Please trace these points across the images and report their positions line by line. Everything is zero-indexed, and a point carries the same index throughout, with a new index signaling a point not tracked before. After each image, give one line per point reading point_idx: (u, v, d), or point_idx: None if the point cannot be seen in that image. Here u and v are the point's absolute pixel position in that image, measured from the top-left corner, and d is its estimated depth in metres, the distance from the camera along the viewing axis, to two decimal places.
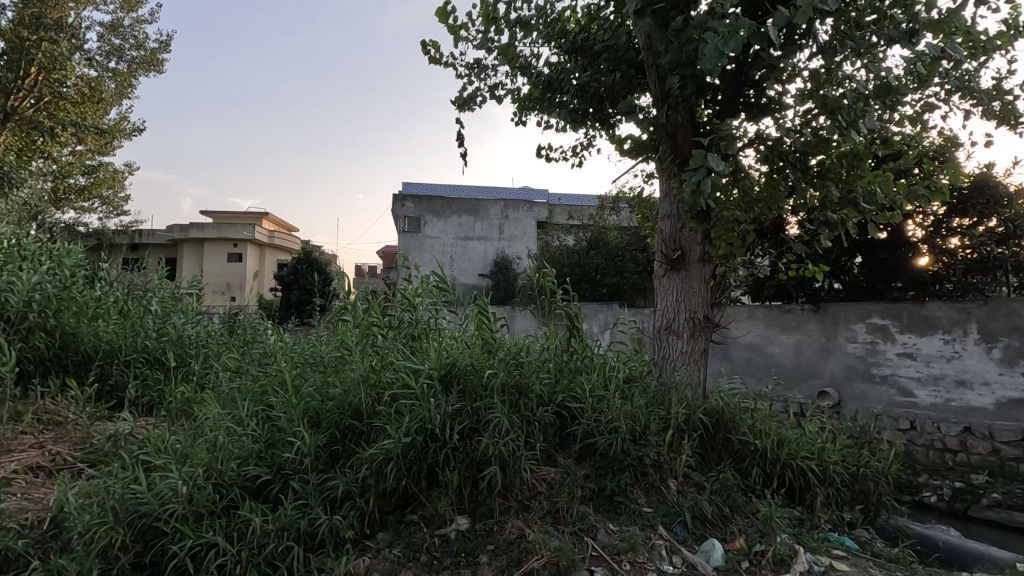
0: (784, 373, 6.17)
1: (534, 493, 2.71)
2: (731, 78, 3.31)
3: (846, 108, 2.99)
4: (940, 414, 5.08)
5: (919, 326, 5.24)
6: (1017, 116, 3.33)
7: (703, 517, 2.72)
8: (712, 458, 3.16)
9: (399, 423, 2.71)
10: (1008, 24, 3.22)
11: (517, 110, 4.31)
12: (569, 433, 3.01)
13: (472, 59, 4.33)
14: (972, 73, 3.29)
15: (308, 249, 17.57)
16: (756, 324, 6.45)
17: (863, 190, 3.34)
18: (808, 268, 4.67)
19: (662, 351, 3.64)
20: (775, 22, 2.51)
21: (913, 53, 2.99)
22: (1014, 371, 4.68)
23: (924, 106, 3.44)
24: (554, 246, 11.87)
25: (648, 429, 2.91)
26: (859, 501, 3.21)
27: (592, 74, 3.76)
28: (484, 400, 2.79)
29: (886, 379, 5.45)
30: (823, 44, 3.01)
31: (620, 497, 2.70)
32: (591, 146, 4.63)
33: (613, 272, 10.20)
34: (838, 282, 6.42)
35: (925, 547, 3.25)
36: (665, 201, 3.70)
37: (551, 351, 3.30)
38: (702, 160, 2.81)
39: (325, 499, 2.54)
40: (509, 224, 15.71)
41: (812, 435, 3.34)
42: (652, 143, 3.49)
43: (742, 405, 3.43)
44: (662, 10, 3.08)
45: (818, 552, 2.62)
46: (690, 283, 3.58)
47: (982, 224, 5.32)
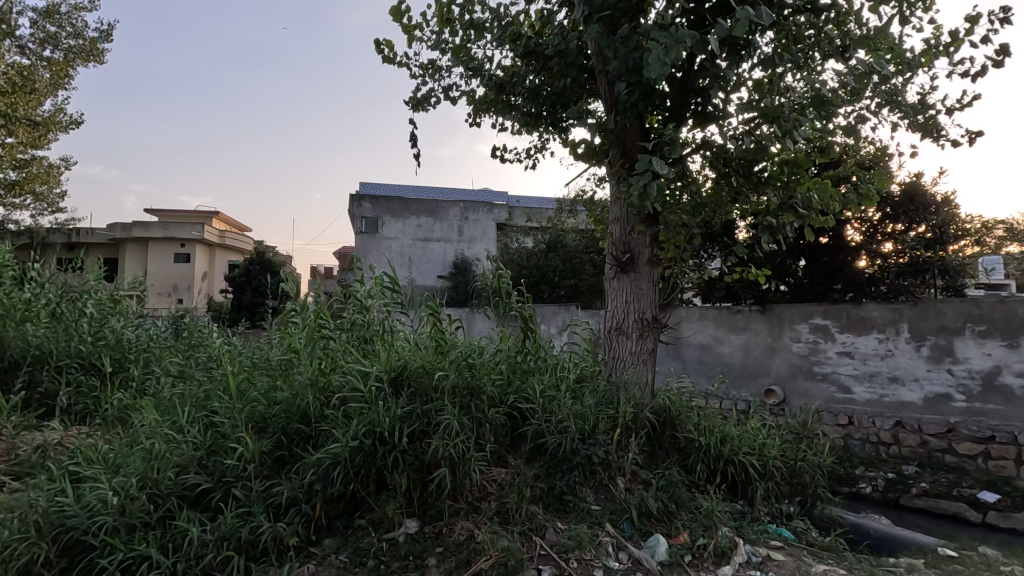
0: (731, 371, 6.39)
1: (484, 494, 2.73)
2: (679, 85, 3.39)
3: (785, 117, 3.13)
4: (874, 409, 5.37)
5: (857, 326, 5.53)
6: (939, 129, 3.57)
7: (649, 513, 2.78)
8: (659, 455, 3.24)
9: (347, 426, 2.67)
10: (931, 43, 3.44)
11: (472, 111, 4.33)
12: (519, 434, 3.03)
13: (427, 59, 4.32)
14: (899, 88, 3.51)
15: (261, 249, 17.06)
16: (706, 325, 6.64)
17: (802, 196, 3.49)
18: (752, 270, 4.85)
19: (612, 352, 3.71)
20: (716, 33, 2.61)
21: (846, 67, 3.16)
22: (940, 368, 5.00)
23: (857, 118, 3.64)
24: (512, 248, 11.92)
25: (597, 429, 2.96)
26: (797, 493, 3.36)
27: (545, 78, 3.81)
28: (434, 402, 2.77)
29: (826, 377, 5.72)
30: (763, 55, 3.14)
31: (569, 496, 2.74)
32: (546, 149, 4.67)
33: (571, 274, 10.32)
34: (783, 284, 6.68)
35: (857, 535, 3.44)
36: (615, 204, 3.78)
37: (504, 353, 3.32)
38: (647, 166, 2.89)
39: (268, 507, 2.49)
40: (468, 225, 15.65)
41: (754, 431, 3.46)
42: (603, 148, 3.56)
43: (689, 403, 3.53)
44: (611, 17, 3.15)
45: (757, 543, 2.72)
46: (639, 286, 3.67)
47: (912, 230, 5.68)
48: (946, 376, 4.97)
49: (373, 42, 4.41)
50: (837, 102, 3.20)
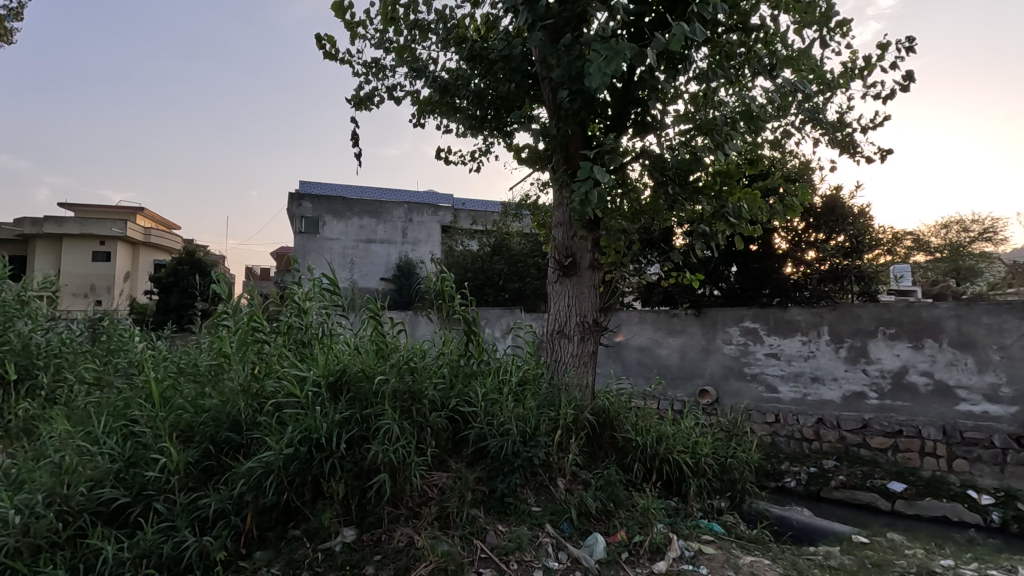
0: (669, 373, 6.62)
1: (424, 500, 2.70)
2: (619, 95, 3.46)
3: (718, 130, 3.29)
4: (798, 407, 5.71)
5: (783, 329, 5.86)
6: (855, 146, 3.85)
7: (588, 513, 2.83)
8: (598, 455, 3.31)
9: (282, 434, 2.57)
10: (848, 66, 3.71)
11: (416, 112, 4.29)
12: (461, 437, 3.01)
13: (371, 57, 4.28)
14: (821, 106, 3.77)
15: (191, 249, 16.17)
16: (646, 328, 6.84)
17: (733, 206, 3.66)
18: (687, 276, 5.04)
19: (553, 354, 3.76)
20: (654, 47, 2.72)
21: (774, 84, 3.36)
22: (856, 367, 5.38)
23: (783, 132, 3.87)
24: (457, 251, 11.84)
25: (538, 430, 2.98)
26: (727, 489, 3.52)
27: (489, 82, 3.83)
28: (374, 407, 2.71)
29: (755, 377, 6.02)
30: (699, 70, 3.28)
31: (510, 498, 2.75)
32: (490, 153, 4.68)
33: (515, 277, 10.38)
34: (717, 289, 6.92)
35: (781, 526, 3.63)
36: (558, 209, 3.83)
37: (446, 356, 3.29)
38: (589, 173, 2.96)
39: (194, 520, 2.37)
40: (413, 227, 15.42)
41: (688, 430, 3.60)
42: (547, 153, 3.60)
43: (627, 404, 3.63)
44: (554, 25, 3.23)
45: (689, 538, 2.83)
46: (580, 289, 3.74)
47: (833, 239, 6.10)
48: (861, 375, 5.35)
49: (314, 37, 4.29)
50: (765, 117, 3.39)
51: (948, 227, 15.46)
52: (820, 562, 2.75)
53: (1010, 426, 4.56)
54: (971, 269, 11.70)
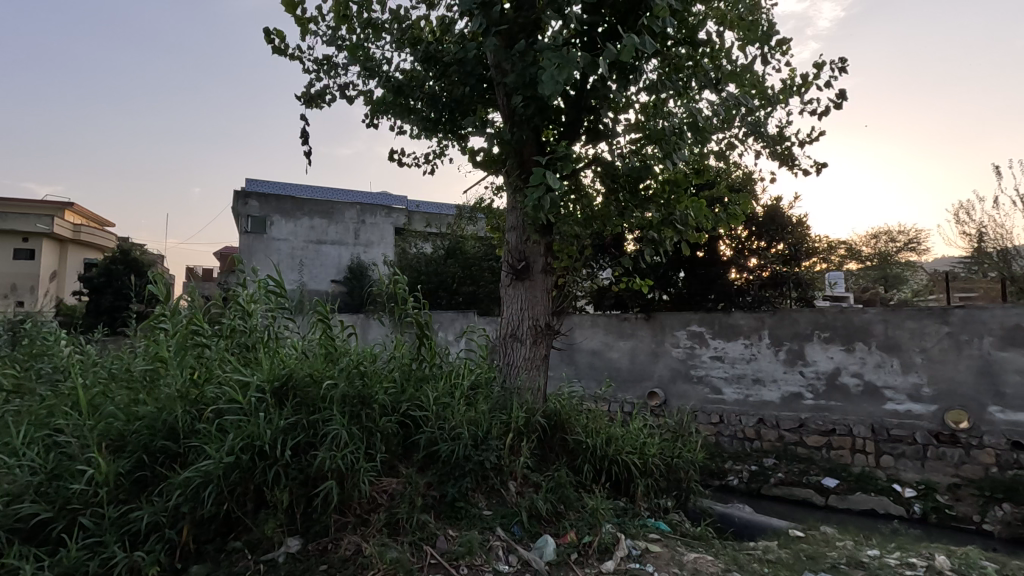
0: (619, 375, 6.75)
1: (373, 506, 2.66)
2: (572, 102, 3.50)
3: (667, 140, 3.40)
4: (741, 408, 5.93)
5: (727, 332, 6.08)
6: (793, 159, 4.07)
7: (539, 515, 2.85)
8: (549, 457, 3.34)
9: (222, 442, 2.47)
10: (787, 83, 3.91)
11: (369, 112, 4.23)
12: (412, 442, 2.97)
13: (322, 54, 4.19)
14: (762, 120, 3.96)
15: (126, 248, 15.31)
16: (597, 331, 6.95)
17: (680, 213, 3.78)
18: (637, 281, 5.16)
19: (506, 358, 3.77)
20: (605, 56, 2.79)
21: (719, 97, 3.51)
22: (794, 369, 5.65)
23: (727, 144, 4.04)
24: (411, 253, 11.70)
25: (490, 434, 2.97)
26: (673, 488, 3.63)
27: (443, 85, 3.82)
28: (321, 412, 2.64)
29: (701, 380, 6.22)
30: (649, 81, 3.38)
31: (461, 502, 2.74)
32: (444, 156, 4.66)
33: (469, 280, 10.35)
34: (665, 293, 7.05)
35: (724, 523, 3.75)
36: (512, 213, 3.85)
37: (397, 360, 3.24)
38: (541, 179, 3.00)
39: (124, 535, 2.26)
40: (365, 229, 15.12)
41: (636, 431, 3.68)
42: (501, 158, 3.62)
43: (578, 407, 3.68)
44: (509, 31, 3.27)
45: (636, 537, 2.90)
46: (532, 293, 3.77)
47: (773, 247, 6.41)
48: (798, 376, 5.62)
49: (262, 31, 4.16)
50: (711, 129, 3.53)
51: (877, 237, 16.46)
52: (759, 556, 2.86)
53: (930, 423, 4.90)
54: (897, 277, 12.50)
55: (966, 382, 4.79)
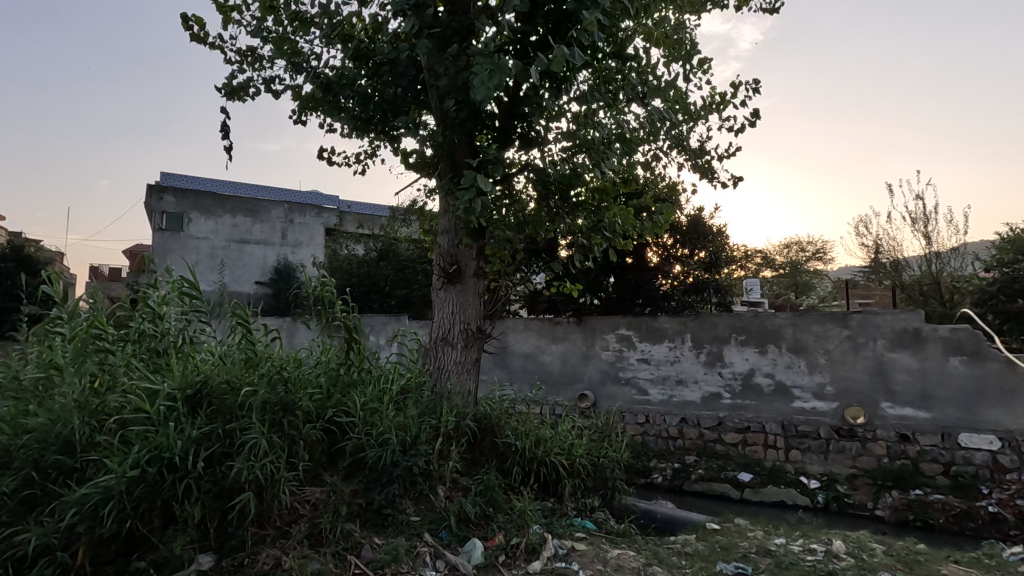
0: (551, 378, 6.88)
1: (295, 517, 2.56)
2: (505, 108, 3.54)
3: (595, 149, 3.51)
4: (665, 408, 6.19)
5: (652, 335, 6.33)
6: (712, 172, 4.31)
7: (467, 519, 2.85)
8: (479, 461, 3.35)
9: (126, 454, 2.31)
10: (708, 100, 4.14)
11: (296, 108, 4.09)
12: (337, 449, 2.88)
13: (247, 45, 4.01)
14: (684, 135, 4.18)
15: (17, 243, 13.87)
16: (530, 335, 7.04)
17: (608, 221, 3.92)
18: (567, 285, 5.28)
19: (436, 363, 3.74)
20: (536, 65, 2.85)
21: (646, 110, 3.66)
22: (714, 370, 5.96)
23: (653, 156, 4.23)
24: (342, 255, 11.34)
25: (419, 439, 2.92)
26: (599, 487, 3.74)
27: (375, 84, 3.75)
28: (239, 421, 2.51)
29: (629, 381, 6.44)
30: (580, 91, 3.46)
31: (388, 510, 2.69)
32: (376, 156, 4.56)
33: (403, 283, 10.15)
34: (596, 298, 7.22)
35: (647, 519, 3.89)
36: (444, 216, 3.84)
37: (323, 365, 3.13)
38: (472, 182, 3.04)
39: (7, 560, 2.12)
40: (293, 228, 14.52)
41: (564, 433, 3.76)
42: (434, 160, 3.59)
43: (508, 410, 3.72)
44: (442, 34, 3.25)
45: (563, 537, 2.96)
46: (464, 297, 3.77)
47: (695, 254, 6.74)
48: (717, 377, 5.94)
49: (178, 16, 3.92)
50: (637, 140, 3.68)
51: (789, 247, 17.73)
52: (678, 549, 3.00)
53: (832, 419, 5.32)
54: (806, 284, 13.50)
55: (862, 381, 5.24)
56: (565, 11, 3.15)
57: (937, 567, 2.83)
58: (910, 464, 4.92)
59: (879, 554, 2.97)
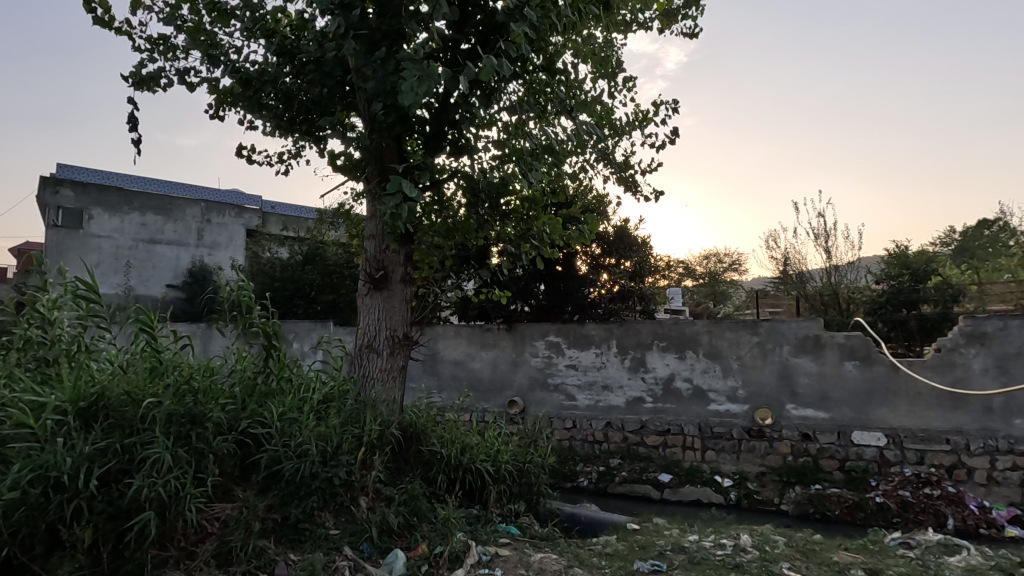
0: (480, 385, 6.88)
1: (202, 536, 2.41)
2: (436, 114, 3.52)
3: (524, 158, 3.57)
4: (591, 412, 6.35)
5: (580, 342, 6.48)
6: (636, 185, 4.51)
7: (390, 529, 2.80)
8: (403, 469, 3.30)
9: (6, 474, 2.12)
10: (632, 116, 4.33)
11: (214, 102, 3.89)
12: (251, 462, 2.73)
13: (159, 33, 3.78)
14: (610, 149, 4.35)
15: None
16: (460, 342, 7.01)
17: (537, 230, 4.00)
18: (497, 292, 5.29)
19: (361, 370, 3.66)
20: (464, 75, 2.89)
21: (574, 123, 3.76)
22: (637, 375, 6.19)
23: (580, 168, 4.37)
24: (264, 257, 10.80)
25: (340, 449, 2.83)
26: (525, 492, 3.77)
27: (300, 83, 3.65)
28: (140, 434, 2.33)
29: (557, 388, 6.56)
30: (511, 101, 3.49)
31: (305, 524, 2.60)
32: (301, 156, 4.41)
33: (329, 289, 9.80)
34: (527, 305, 7.18)
35: (571, 522, 3.98)
36: (371, 221, 3.76)
37: (238, 374, 2.96)
38: (398, 188, 3.02)
39: None
40: (211, 229, 13.69)
41: (491, 440, 3.77)
42: (361, 163, 3.53)
43: (435, 418, 3.67)
44: (371, 36, 3.23)
45: (487, 543, 2.97)
46: (391, 303, 3.71)
47: (621, 263, 6.97)
48: (640, 382, 6.17)
49: None
50: (565, 152, 3.78)
51: (708, 258, 18.77)
52: (599, 550, 3.09)
53: (743, 421, 5.67)
54: (723, 294, 14.32)
55: (770, 384, 5.63)
56: (495, 22, 3.20)
57: (830, 554, 3.08)
58: (811, 461, 5.33)
59: (780, 545, 3.18)
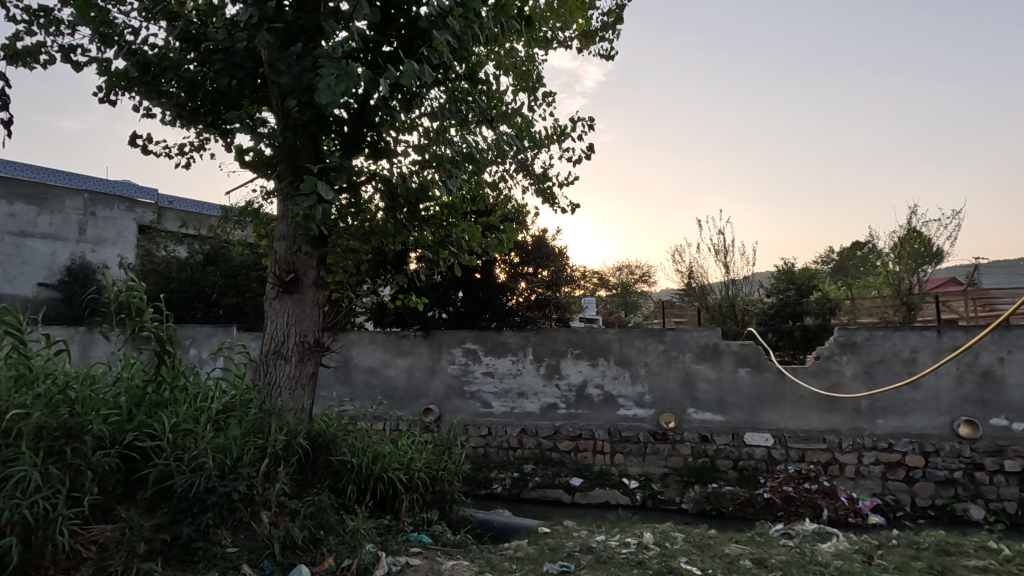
0: (394, 393, 6.74)
1: (75, 563, 2.19)
2: (354, 114, 3.43)
3: (443, 165, 3.57)
4: (506, 419, 6.42)
5: (497, 349, 6.54)
6: (553, 197, 4.65)
7: (294, 545, 2.67)
8: (311, 481, 3.17)
9: None
10: (551, 130, 4.47)
11: (104, 85, 3.58)
12: (137, 479, 2.49)
13: (41, 4, 3.43)
14: (529, 160, 4.46)
15: None
16: (375, 349, 6.83)
17: (455, 236, 4.01)
18: (413, 298, 5.22)
19: (267, 378, 3.48)
20: (383, 78, 2.86)
21: (495, 133, 3.81)
22: (552, 382, 6.34)
23: (500, 177, 4.45)
24: (159, 255, 9.93)
25: (241, 461, 2.66)
26: (438, 500, 3.74)
27: (206, 71, 3.44)
28: (2, 451, 2.12)
29: (473, 395, 6.56)
30: (433, 107, 3.47)
31: (198, 543, 2.42)
32: (204, 149, 4.15)
33: (233, 291, 9.18)
34: (445, 312, 7.14)
35: (483, 529, 4.00)
36: (282, 221, 3.60)
37: (124, 383, 2.71)
38: (312, 188, 2.92)
39: None
40: (95, 223, 12.40)
41: (404, 448, 3.71)
42: (273, 161, 3.38)
43: (346, 427, 3.56)
44: (286, 31, 3.13)
45: (397, 553, 2.92)
46: (301, 308, 3.56)
47: (539, 272, 7.13)
48: (554, 389, 6.33)
49: None
50: (486, 161, 3.82)
51: (621, 269, 19.64)
52: (510, 555, 3.12)
53: (649, 425, 5.97)
54: (634, 304, 15.00)
55: (673, 389, 5.98)
56: (418, 27, 3.20)
57: (722, 548, 3.31)
58: (709, 461, 5.70)
59: (679, 541, 3.39)
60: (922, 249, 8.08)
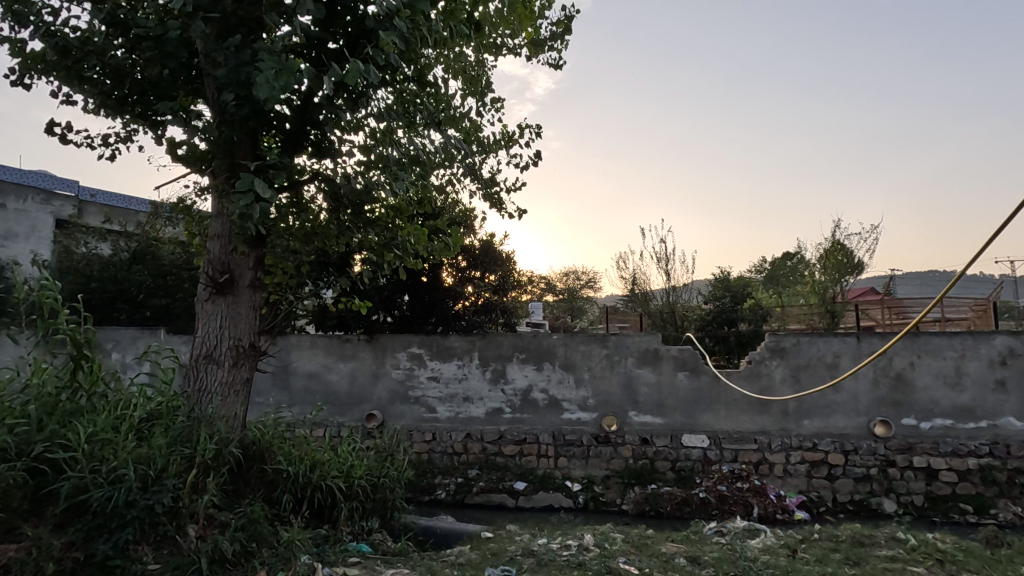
0: (336, 399, 6.55)
1: None
2: (296, 110, 3.32)
3: (389, 167, 3.51)
4: (451, 424, 6.36)
5: (442, 353, 6.49)
6: (500, 201, 4.67)
7: (223, 559, 2.55)
8: (243, 491, 3.03)
9: None
10: (500, 136, 4.50)
11: (18, 67, 3.33)
12: (47, 493, 2.31)
13: None
14: (477, 165, 4.46)
15: None
16: (316, 353, 6.62)
17: (400, 238, 3.95)
18: (356, 301, 5.10)
19: (197, 384, 3.31)
20: (326, 76, 2.80)
21: (442, 137, 3.80)
22: (497, 387, 6.35)
23: (447, 181, 4.44)
24: (78, 252, 9.24)
25: (166, 473, 2.50)
26: (379, 508, 3.65)
27: (135, 60, 3.26)
28: None
29: (418, 400, 6.47)
30: (380, 108, 3.41)
31: (116, 561, 2.26)
32: (132, 141, 3.93)
33: (162, 292, 8.66)
34: (389, 315, 7.02)
35: (425, 535, 3.94)
36: (216, 220, 3.44)
37: (33, 391, 2.51)
38: (250, 186, 2.81)
39: None
40: (5, 216, 11.40)
41: (344, 456, 3.60)
42: (208, 156, 3.23)
43: (283, 434, 3.42)
44: (225, 23, 3.01)
45: (335, 564, 2.84)
46: (236, 310, 3.40)
47: (486, 277, 7.14)
48: (500, 393, 6.34)
49: None
50: (433, 164, 3.79)
51: (567, 275, 19.93)
52: (452, 561, 3.10)
53: (592, 428, 6.07)
54: (579, 309, 15.25)
55: (615, 393, 6.12)
56: (364, 26, 3.14)
57: (659, 547, 3.41)
58: (649, 463, 5.86)
59: (618, 542, 3.47)
60: (845, 261, 8.65)
